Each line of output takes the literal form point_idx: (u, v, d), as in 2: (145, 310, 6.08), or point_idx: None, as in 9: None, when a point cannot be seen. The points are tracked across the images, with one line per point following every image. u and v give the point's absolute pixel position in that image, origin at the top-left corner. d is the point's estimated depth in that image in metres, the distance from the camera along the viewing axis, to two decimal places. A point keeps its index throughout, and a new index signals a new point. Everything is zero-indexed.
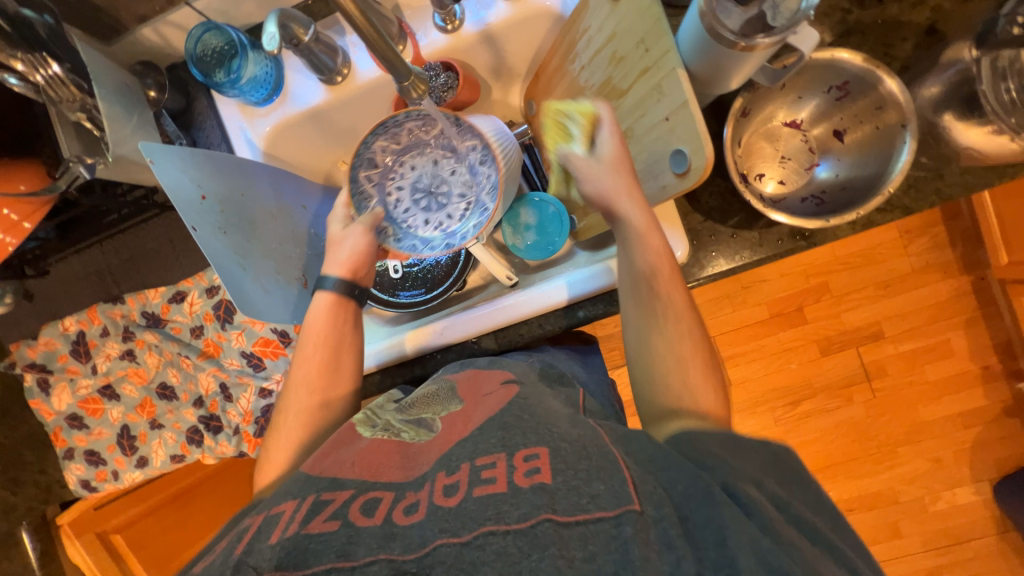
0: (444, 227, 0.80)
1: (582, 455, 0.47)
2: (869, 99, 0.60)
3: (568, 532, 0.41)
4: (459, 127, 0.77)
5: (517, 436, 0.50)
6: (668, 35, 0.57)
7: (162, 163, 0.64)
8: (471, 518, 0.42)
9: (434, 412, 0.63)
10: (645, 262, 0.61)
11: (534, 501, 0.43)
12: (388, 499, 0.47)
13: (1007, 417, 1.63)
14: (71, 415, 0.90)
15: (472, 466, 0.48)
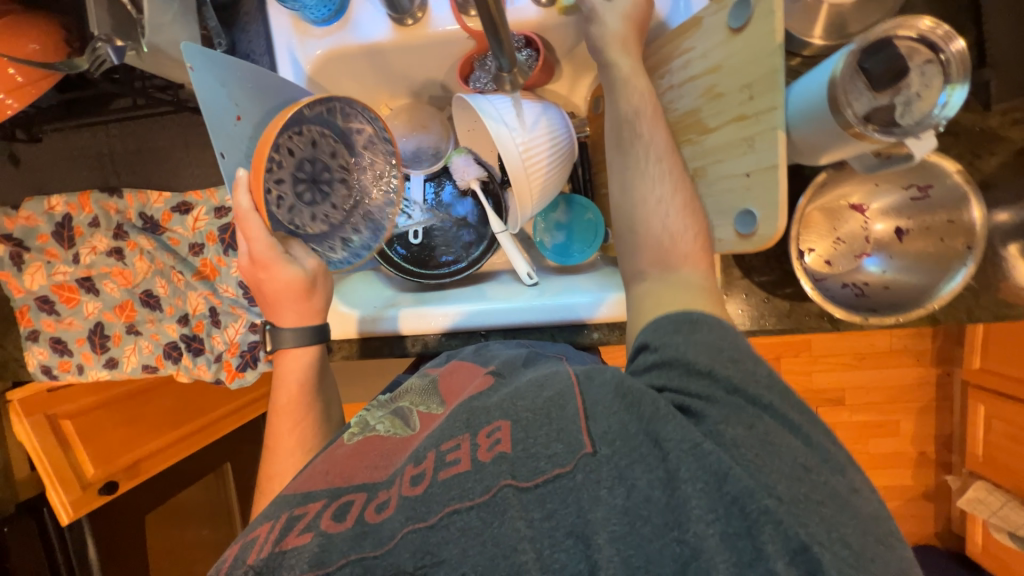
0: (329, 218, 0.68)
1: (541, 421, 0.45)
2: (944, 211, 0.60)
3: (527, 496, 0.41)
4: (349, 109, 0.66)
5: (481, 415, 0.48)
6: (780, 91, 0.53)
7: (203, 73, 0.55)
8: (437, 501, 0.42)
9: (413, 403, 0.65)
10: (668, 225, 0.55)
11: (494, 471, 0.42)
12: (361, 500, 0.47)
13: (924, 500, 1.77)
14: (42, 298, 0.84)
15: (437, 453, 0.46)
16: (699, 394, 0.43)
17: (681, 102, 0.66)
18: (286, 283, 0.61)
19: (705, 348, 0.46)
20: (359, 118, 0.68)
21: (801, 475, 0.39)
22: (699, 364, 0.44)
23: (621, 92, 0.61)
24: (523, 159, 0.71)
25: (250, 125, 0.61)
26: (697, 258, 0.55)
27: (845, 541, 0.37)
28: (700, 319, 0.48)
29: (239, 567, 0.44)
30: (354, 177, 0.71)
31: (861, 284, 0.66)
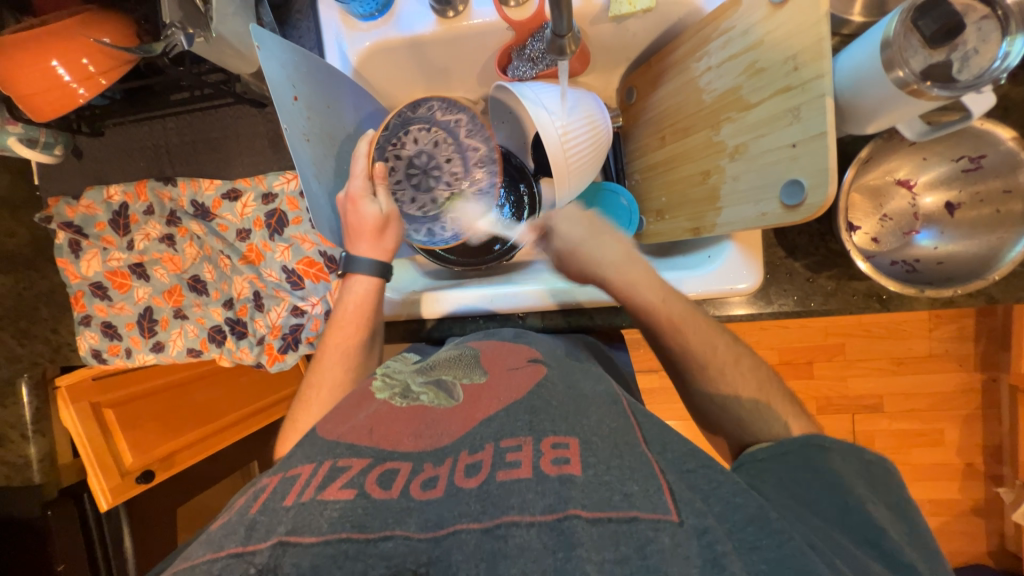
0: (424, 206, 0.87)
1: (614, 452, 0.43)
2: (999, 181, 0.59)
3: (597, 530, 0.36)
4: (471, 125, 0.83)
5: (545, 422, 0.46)
6: (826, 59, 0.53)
7: (267, 52, 0.60)
8: (494, 504, 0.38)
9: (456, 376, 0.56)
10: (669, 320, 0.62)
11: (561, 493, 0.39)
12: (406, 470, 0.43)
13: (972, 516, 1.67)
14: (96, 283, 0.88)
15: (497, 448, 0.44)
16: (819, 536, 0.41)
17: (720, 82, 0.68)
18: (365, 218, 0.68)
19: (812, 485, 0.46)
20: (474, 136, 0.84)
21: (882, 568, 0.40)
22: (819, 505, 0.44)
23: (592, 250, 0.71)
24: (567, 146, 0.73)
25: (304, 106, 0.65)
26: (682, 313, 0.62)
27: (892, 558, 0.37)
28: (797, 449, 0.48)
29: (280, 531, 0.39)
30: (453, 184, 0.87)
31: (913, 260, 0.65)
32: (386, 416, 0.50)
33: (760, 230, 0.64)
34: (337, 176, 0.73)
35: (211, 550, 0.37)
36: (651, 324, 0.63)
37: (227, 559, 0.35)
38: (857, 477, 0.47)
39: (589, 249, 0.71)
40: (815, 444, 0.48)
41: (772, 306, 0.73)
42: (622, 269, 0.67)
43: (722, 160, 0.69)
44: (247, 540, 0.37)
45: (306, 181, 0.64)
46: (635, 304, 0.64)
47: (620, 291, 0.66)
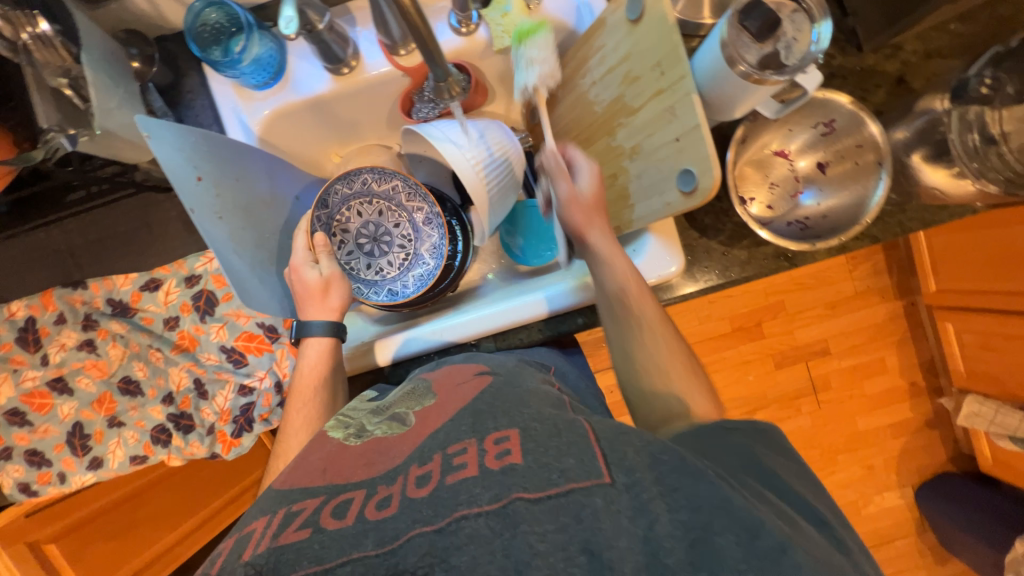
0: (383, 271, 0.91)
1: (552, 434, 0.44)
2: (852, 139, 0.68)
3: (539, 506, 0.38)
4: (408, 189, 0.88)
5: (488, 420, 0.47)
6: (684, 61, 0.60)
7: (159, 139, 0.59)
8: (444, 505, 0.39)
9: (410, 407, 0.56)
10: (614, 285, 0.64)
11: (505, 483, 0.39)
12: (360, 497, 0.42)
13: (928, 429, 1.82)
14: (11, 410, 0.80)
15: (443, 456, 0.44)
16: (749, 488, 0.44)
17: (605, 93, 0.74)
18: (307, 282, 0.71)
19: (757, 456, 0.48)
20: (415, 199, 0.89)
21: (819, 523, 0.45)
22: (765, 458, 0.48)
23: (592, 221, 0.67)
24: (481, 175, 0.76)
25: (209, 184, 0.64)
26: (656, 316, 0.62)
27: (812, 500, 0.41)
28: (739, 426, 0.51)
29: None
30: (410, 245, 0.91)
31: (803, 219, 0.73)
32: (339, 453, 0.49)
33: (669, 218, 0.69)
34: (259, 245, 0.72)
35: None
36: (621, 298, 0.63)
37: None
38: None
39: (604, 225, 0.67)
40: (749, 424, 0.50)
41: (698, 283, 0.78)
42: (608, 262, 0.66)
43: (625, 161, 0.74)
44: None
45: (223, 258, 0.63)
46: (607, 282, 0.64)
47: (598, 260, 0.66)
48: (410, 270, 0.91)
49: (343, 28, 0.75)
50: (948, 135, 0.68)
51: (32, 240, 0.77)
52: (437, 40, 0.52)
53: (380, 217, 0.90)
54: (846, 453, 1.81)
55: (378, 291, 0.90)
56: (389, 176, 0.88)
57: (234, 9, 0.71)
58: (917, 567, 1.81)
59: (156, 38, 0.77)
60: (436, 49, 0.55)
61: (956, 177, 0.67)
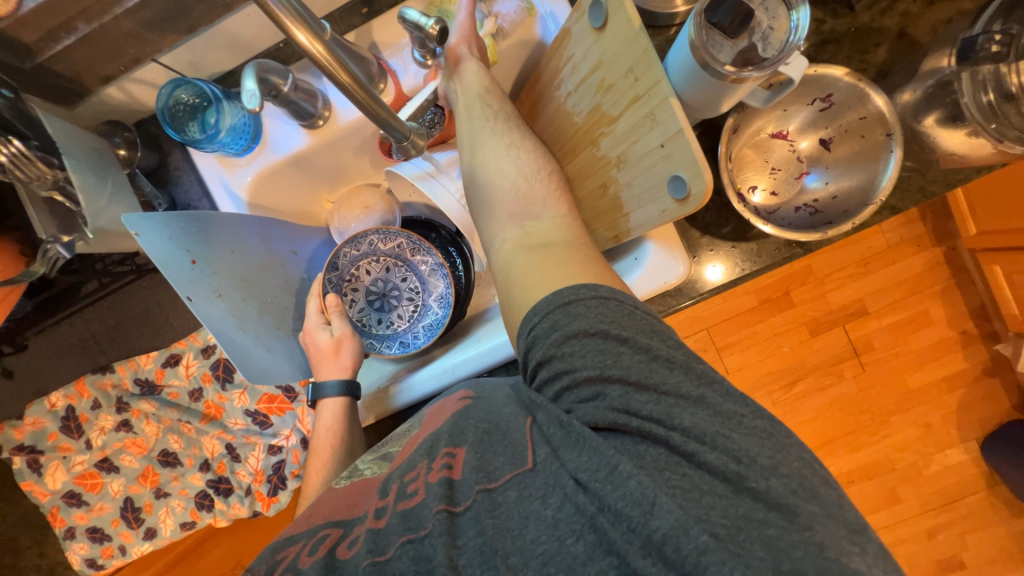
0: (395, 325, 0.90)
1: (490, 443, 0.51)
2: (853, 112, 0.63)
3: (463, 516, 0.46)
4: (413, 245, 0.89)
5: (440, 440, 0.53)
6: (657, 65, 0.56)
7: (147, 234, 0.60)
8: (392, 534, 0.47)
9: (398, 445, 0.63)
10: (477, 84, 0.69)
11: (438, 493, 0.47)
12: (335, 536, 0.51)
13: (986, 378, 1.70)
14: (68, 493, 0.86)
15: (399, 485, 0.51)
16: (614, 405, 0.45)
17: (582, 103, 0.71)
18: (321, 345, 0.75)
19: (684, 385, 0.45)
20: (421, 252, 0.90)
21: (878, 542, 0.40)
22: None
23: (459, 81, 0.70)
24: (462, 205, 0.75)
25: (205, 264, 0.66)
26: (556, 198, 0.65)
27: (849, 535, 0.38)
28: (674, 358, 0.47)
29: None
30: (419, 298, 0.91)
31: (812, 202, 0.68)
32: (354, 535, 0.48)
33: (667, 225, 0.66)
34: (263, 310, 0.74)
35: None
36: (481, 103, 0.68)
37: None
38: None
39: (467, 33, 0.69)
40: (625, 312, 0.49)
41: (709, 283, 0.75)
42: (460, 57, 0.69)
43: (612, 170, 0.71)
44: None
45: (225, 336, 0.64)
46: (463, 69, 0.69)
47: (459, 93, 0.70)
48: (420, 320, 0.90)
49: (309, 83, 0.74)
50: (959, 99, 0.60)
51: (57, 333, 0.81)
52: (381, 101, 0.49)
53: (388, 273, 0.90)
54: (898, 414, 1.72)
55: (388, 341, 0.89)
56: (393, 231, 0.89)
57: (201, 85, 0.72)
58: (993, 524, 1.70)
59: (136, 122, 0.78)
60: (385, 107, 0.52)
61: (968, 136, 0.60)
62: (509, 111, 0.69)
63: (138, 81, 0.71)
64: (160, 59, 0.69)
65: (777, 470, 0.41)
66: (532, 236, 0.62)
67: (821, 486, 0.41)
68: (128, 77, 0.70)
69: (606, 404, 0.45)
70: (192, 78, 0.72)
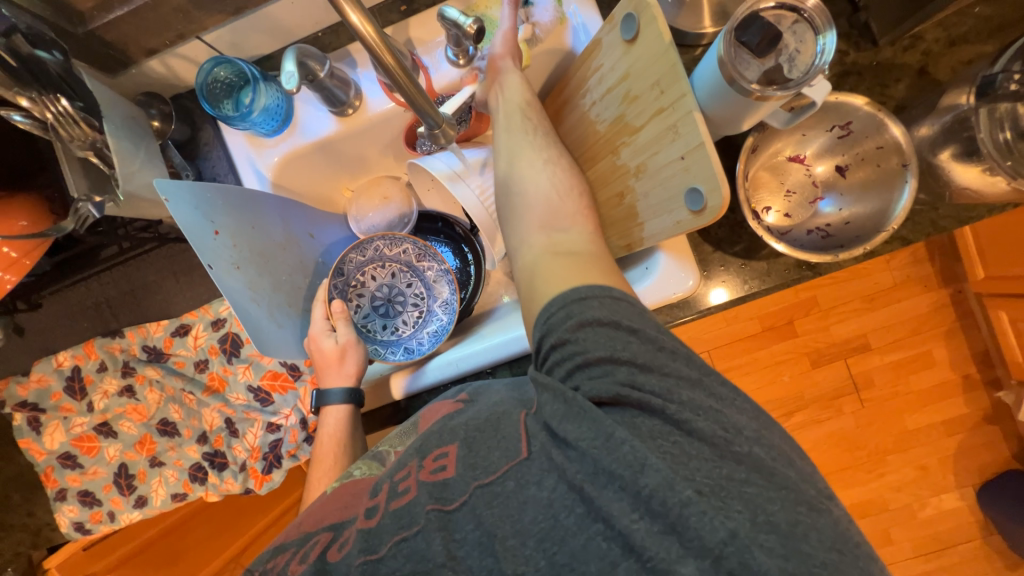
0: (399, 330, 0.91)
1: (483, 435, 0.50)
2: (870, 141, 0.64)
3: (456, 515, 0.46)
4: (419, 250, 0.91)
5: (432, 440, 0.53)
6: (684, 79, 0.58)
7: (176, 201, 0.62)
8: (385, 533, 0.47)
9: (390, 444, 0.66)
10: (519, 94, 0.69)
11: (432, 492, 0.48)
12: (326, 539, 0.51)
13: (987, 425, 1.69)
14: (64, 454, 0.86)
15: (390, 484, 0.52)
16: (620, 379, 0.45)
17: (607, 112, 0.73)
18: (325, 352, 0.75)
19: (684, 369, 0.46)
20: (426, 258, 0.91)
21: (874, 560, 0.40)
22: None
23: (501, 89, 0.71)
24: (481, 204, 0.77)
25: (226, 235, 0.68)
26: (583, 216, 0.63)
27: (843, 545, 0.39)
28: (680, 348, 0.48)
29: None
30: (423, 304, 0.92)
31: (824, 226, 0.69)
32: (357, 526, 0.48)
33: (681, 237, 0.67)
34: (277, 288, 0.75)
35: None
36: (521, 111, 0.69)
37: None
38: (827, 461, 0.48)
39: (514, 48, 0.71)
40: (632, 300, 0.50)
41: (716, 297, 0.76)
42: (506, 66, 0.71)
43: (630, 180, 0.72)
44: None
45: (240, 307, 0.65)
46: (504, 76, 0.71)
47: (499, 100, 0.71)
48: (424, 326, 0.91)
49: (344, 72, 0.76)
50: (976, 135, 0.61)
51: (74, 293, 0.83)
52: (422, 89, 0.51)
53: (394, 279, 0.91)
54: (895, 453, 1.70)
55: (391, 348, 0.89)
56: (398, 237, 0.90)
57: (240, 65, 0.74)
58: None
59: (173, 96, 0.81)
60: (421, 94, 0.54)
61: (985, 173, 0.61)
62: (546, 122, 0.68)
63: (180, 56, 0.73)
64: (204, 37, 0.72)
65: (777, 467, 0.42)
66: (559, 244, 0.59)
67: (819, 499, 0.42)
68: (171, 51, 0.73)
69: (612, 377, 0.45)
70: (233, 58, 0.74)
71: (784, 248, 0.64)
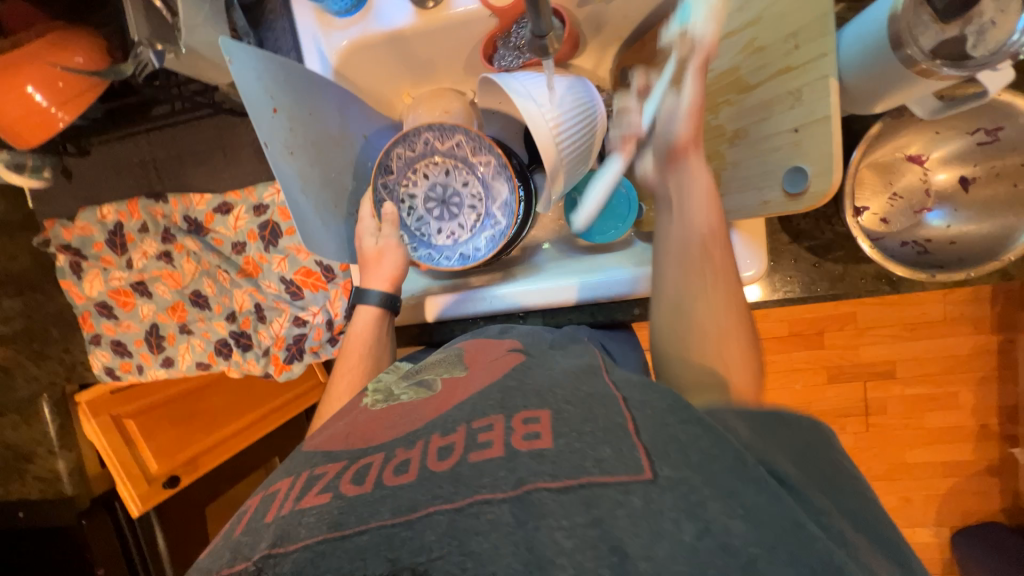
0: (454, 236, 0.84)
1: (586, 417, 0.38)
2: (1017, 156, 0.56)
3: (566, 498, 0.33)
4: (472, 142, 0.80)
5: (518, 397, 0.41)
6: (831, 36, 0.50)
7: (240, 66, 0.58)
8: (463, 484, 0.34)
9: (437, 373, 0.53)
10: (699, 222, 0.49)
11: (531, 468, 0.34)
12: (378, 462, 0.39)
13: (988, 476, 1.66)
14: (101, 303, 0.89)
15: (467, 430, 0.39)
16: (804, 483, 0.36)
17: (717, 62, 0.63)
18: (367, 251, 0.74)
19: (834, 472, 0.39)
20: (482, 151, 0.80)
21: None
22: None
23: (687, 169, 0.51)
24: (558, 136, 0.68)
25: (285, 116, 0.64)
26: (747, 362, 0.47)
27: None
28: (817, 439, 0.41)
29: (259, 548, 0.36)
30: (479, 204, 0.84)
31: (924, 241, 0.62)
32: (367, 419, 0.47)
33: (762, 219, 0.61)
34: (326, 184, 0.72)
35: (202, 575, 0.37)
36: (694, 247, 0.49)
37: None
38: None
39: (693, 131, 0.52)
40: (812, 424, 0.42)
41: (777, 291, 0.71)
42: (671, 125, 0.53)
43: (722, 145, 0.64)
44: (234, 563, 0.35)
45: (291, 194, 0.63)
46: (681, 151, 0.52)
47: (665, 175, 0.53)
48: (482, 229, 0.84)
49: None
50: None
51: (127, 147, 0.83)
52: None
53: (447, 176, 0.83)
54: (885, 480, 1.70)
55: (448, 253, 0.83)
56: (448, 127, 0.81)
57: None
58: None
59: None
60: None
61: None
62: (727, 228, 0.50)
63: None
64: None
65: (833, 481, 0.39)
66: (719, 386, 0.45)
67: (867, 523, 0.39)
68: None
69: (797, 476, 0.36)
70: None
71: (872, 251, 0.59)
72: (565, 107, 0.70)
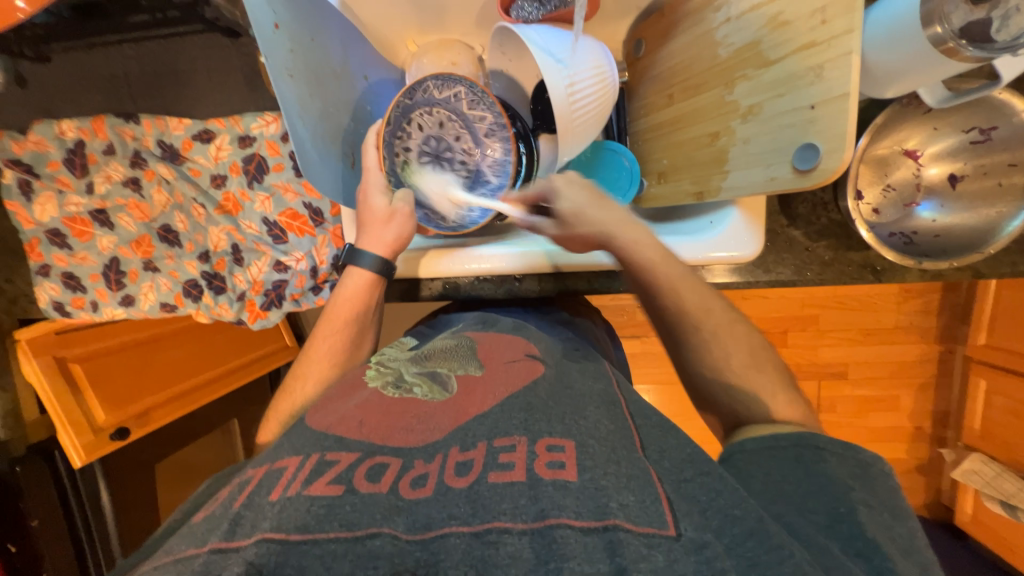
0: None
1: (610, 457, 0.39)
2: (1005, 155, 0.60)
3: (590, 540, 0.33)
4: (471, 95, 0.77)
5: (541, 421, 0.42)
6: (856, 13, 0.50)
7: None
8: (485, 506, 0.35)
9: (451, 368, 0.50)
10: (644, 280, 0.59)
11: (555, 500, 0.35)
12: (396, 466, 0.38)
13: (917, 474, 1.80)
14: (53, 230, 0.80)
15: (489, 447, 0.39)
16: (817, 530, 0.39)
17: (738, 35, 0.63)
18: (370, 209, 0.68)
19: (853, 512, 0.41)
20: (479, 105, 0.78)
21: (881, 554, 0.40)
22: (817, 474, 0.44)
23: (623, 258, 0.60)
24: (569, 100, 0.66)
25: (285, 35, 0.59)
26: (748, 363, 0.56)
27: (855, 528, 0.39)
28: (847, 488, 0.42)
29: (261, 506, 0.36)
30: (472, 161, 0.82)
31: (911, 232, 0.66)
32: (377, 406, 0.44)
33: (767, 195, 0.62)
34: (324, 118, 0.67)
35: (195, 545, 0.34)
36: (655, 296, 0.59)
37: (209, 554, 0.33)
38: (870, 477, 0.44)
39: (592, 219, 0.61)
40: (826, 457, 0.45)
41: (769, 273, 0.72)
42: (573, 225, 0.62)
43: (733, 121, 0.65)
44: (229, 538, 0.34)
45: (290, 119, 0.58)
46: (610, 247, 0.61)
47: (594, 238, 0.62)
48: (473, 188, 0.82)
49: None
50: None
51: (98, 59, 0.77)
52: None
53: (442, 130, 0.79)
54: None
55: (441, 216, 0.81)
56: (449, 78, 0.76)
57: None
58: None
59: None
60: None
61: None
62: (678, 265, 0.59)
63: None
64: None
65: None
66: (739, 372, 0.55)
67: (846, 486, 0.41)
68: None
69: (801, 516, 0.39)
70: None
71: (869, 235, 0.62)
72: (581, 64, 0.67)
